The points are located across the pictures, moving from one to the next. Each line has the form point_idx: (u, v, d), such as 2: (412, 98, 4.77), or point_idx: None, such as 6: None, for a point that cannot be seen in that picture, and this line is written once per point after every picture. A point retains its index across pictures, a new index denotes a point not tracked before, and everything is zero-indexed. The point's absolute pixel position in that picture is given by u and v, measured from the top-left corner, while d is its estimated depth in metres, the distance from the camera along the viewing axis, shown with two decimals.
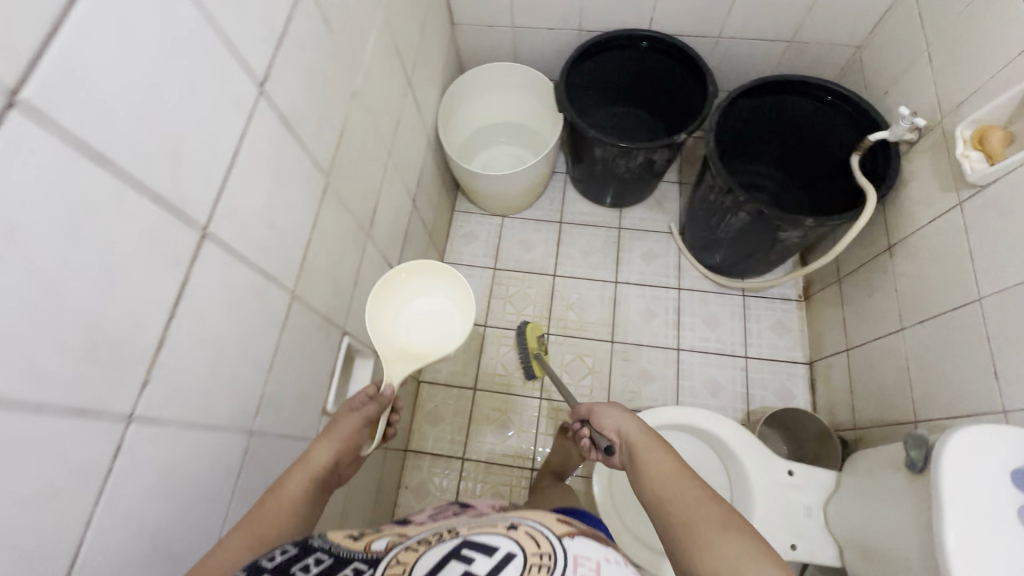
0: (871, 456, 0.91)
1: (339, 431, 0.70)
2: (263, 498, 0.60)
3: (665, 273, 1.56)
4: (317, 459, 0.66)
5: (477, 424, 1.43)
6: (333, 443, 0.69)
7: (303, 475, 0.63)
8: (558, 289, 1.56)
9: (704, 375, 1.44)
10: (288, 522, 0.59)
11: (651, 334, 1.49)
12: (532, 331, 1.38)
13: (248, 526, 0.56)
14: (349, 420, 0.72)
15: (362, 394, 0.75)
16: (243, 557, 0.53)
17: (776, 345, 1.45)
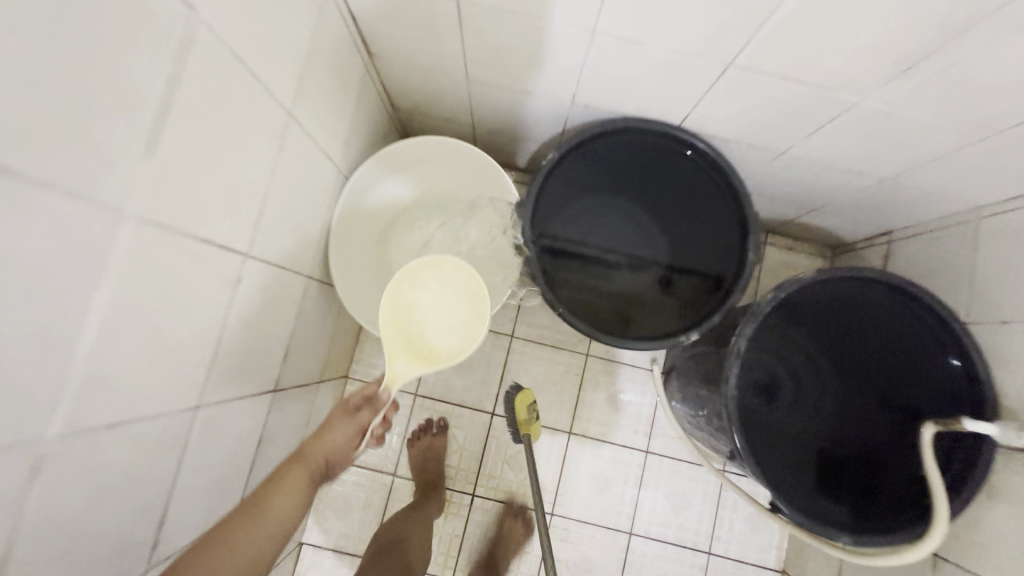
0: None
1: (330, 436, 0.74)
2: (265, 484, 0.67)
3: (633, 430, 1.22)
4: (306, 466, 0.71)
5: (402, 475, 1.19)
6: (327, 448, 0.73)
7: (298, 484, 0.69)
8: (494, 435, 1.21)
9: (655, 569, 1.17)
10: (277, 523, 0.64)
11: (601, 508, 1.19)
12: (522, 400, 1.11)
13: (247, 518, 0.63)
14: (344, 426, 0.75)
15: (360, 394, 0.77)
16: (230, 561, 0.59)
17: (749, 543, 1.18)
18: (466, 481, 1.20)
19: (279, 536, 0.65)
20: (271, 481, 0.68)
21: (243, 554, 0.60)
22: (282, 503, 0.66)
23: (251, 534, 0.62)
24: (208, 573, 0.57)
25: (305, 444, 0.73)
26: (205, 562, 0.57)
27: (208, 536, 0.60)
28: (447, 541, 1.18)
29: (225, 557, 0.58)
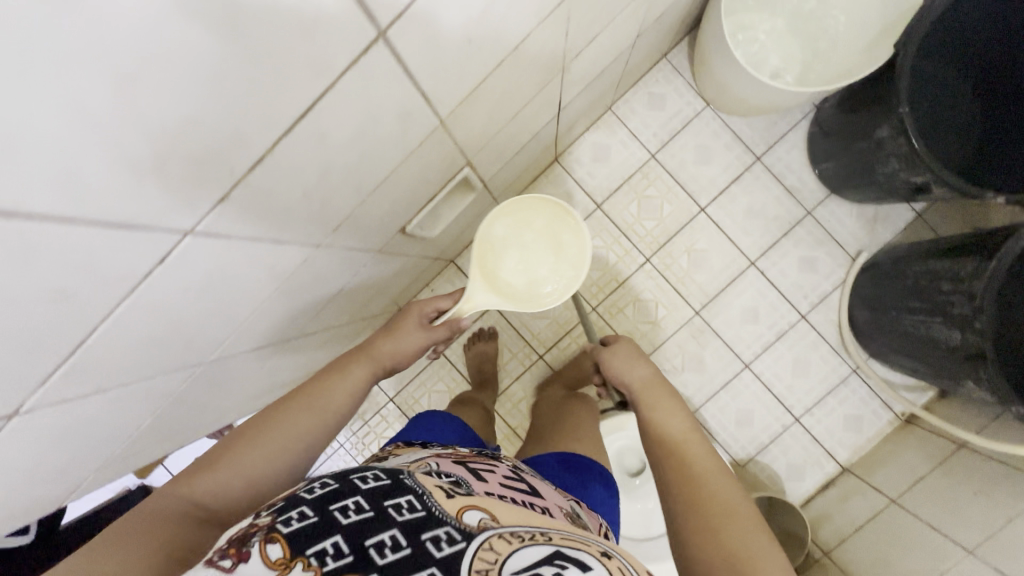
0: None
1: (402, 340, 0.80)
2: (323, 377, 0.72)
3: (803, 294, 1.30)
4: (372, 364, 0.76)
5: (603, 210, 1.32)
6: (395, 346, 0.79)
7: (360, 379, 0.74)
8: (692, 226, 1.31)
9: (746, 402, 1.31)
10: (336, 408, 0.69)
11: (737, 334, 1.31)
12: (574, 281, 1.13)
13: (304, 402, 0.67)
14: (415, 334, 0.80)
15: (433, 308, 0.84)
16: (288, 438, 0.63)
17: (833, 433, 1.30)
18: (648, 247, 1.32)
19: (331, 426, 0.68)
20: (331, 376, 0.72)
21: (304, 435, 0.64)
22: (337, 390, 0.70)
23: (309, 415, 0.66)
24: (270, 447, 0.62)
25: (374, 342, 0.78)
26: (266, 439, 0.62)
27: (255, 420, 0.64)
28: (607, 280, 1.33)
29: (288, 429, 0.64)
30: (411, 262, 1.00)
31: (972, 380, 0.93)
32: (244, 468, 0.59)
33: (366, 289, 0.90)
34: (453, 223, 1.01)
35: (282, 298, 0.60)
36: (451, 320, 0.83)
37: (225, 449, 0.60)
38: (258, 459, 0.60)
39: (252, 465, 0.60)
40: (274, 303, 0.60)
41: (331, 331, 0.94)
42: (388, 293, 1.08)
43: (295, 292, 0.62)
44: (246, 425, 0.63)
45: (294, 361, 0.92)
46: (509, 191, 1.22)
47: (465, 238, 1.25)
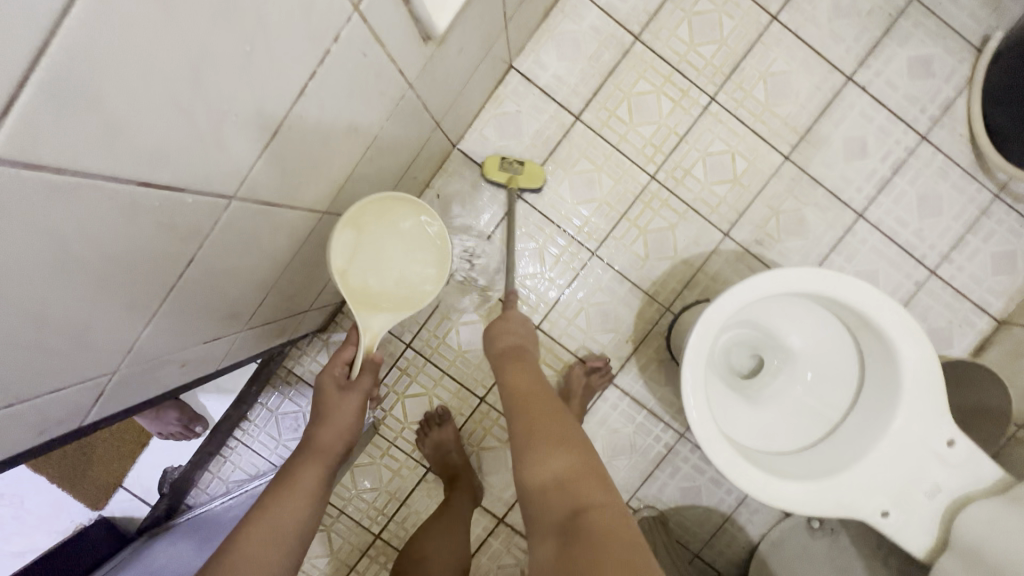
0: None
1: (338, 416, 0.73)
2: (274, 489, 0.69)
3: (920, 108, 0.99)
4: (319, 455, 0.72)
5: (644, 42, 0.98)
6: (334, 427, 0.73)
7: (310, 477, 0.70)
8: (765, 43, 0.98)
9: (866, 262, 1.02)
10: (292, 525, 0.66)
11: (842, 176, 1.00)
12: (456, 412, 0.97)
13: (255, 533, 0.64)
14: (345, 403, 0.74)
15: (343, 363, 0.77)
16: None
17: (980, 280, 1.01)
18: (710, 81, 0.99)
19: (292, 547, 0.66)
20: (280, 487, 0.69)
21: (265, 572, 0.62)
22: (288, 504, 0.67)
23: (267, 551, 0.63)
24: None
25: (314, 434, 0.73)
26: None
27: None
28: (663, 136, 1.00)
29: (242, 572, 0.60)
30: (407, 104, 0.65)
31: None
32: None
33: (349, 125, 0.55)
34: (458, 38, 0.66)
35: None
36: (367, 360, 0.74)
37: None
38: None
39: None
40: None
41: (302, 211, 0.58)
42: (381, 168, 0.73)
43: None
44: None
45: (251, 265, 0.56)
46: (521, 21, 0.87)
47: (471, 101, 0.90)
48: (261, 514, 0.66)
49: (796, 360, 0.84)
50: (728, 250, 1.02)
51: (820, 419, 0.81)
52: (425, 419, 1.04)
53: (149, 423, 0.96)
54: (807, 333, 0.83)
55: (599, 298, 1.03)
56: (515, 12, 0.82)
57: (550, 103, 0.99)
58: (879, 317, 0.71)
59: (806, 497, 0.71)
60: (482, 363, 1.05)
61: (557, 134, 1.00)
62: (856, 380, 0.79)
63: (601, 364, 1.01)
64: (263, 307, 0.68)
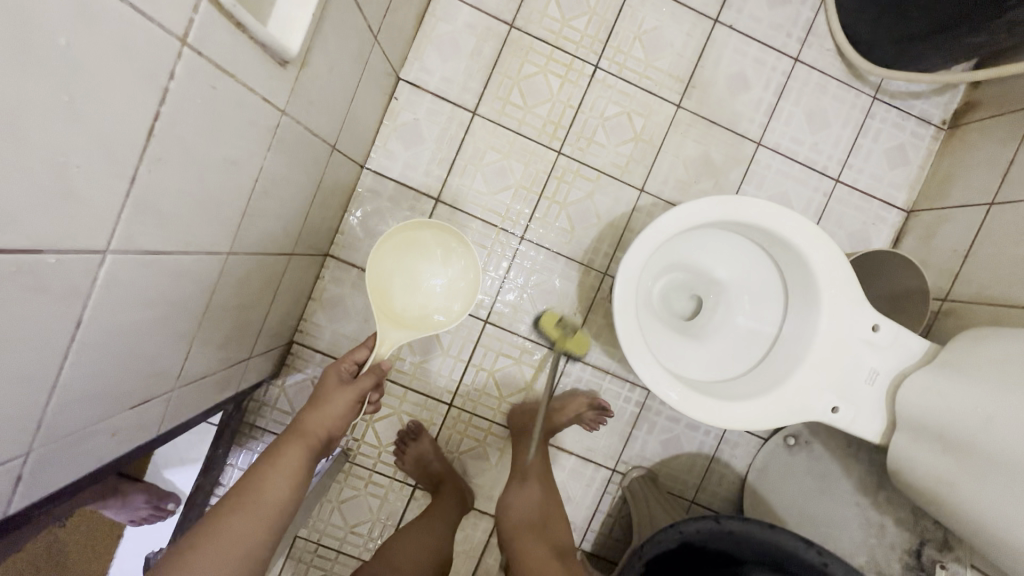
0: (986, 349, 0.67)
1: (331, 405, 0.75)
2: (258, 469, 0.69)
3: (786, 34, 1.05)
4: (307, 440, 0.73)
5: (519, 28, 1.02)
6: (324, 416, 0.74)
7: (293, 462, 0.71)
8: (631, 4, 1.03)
9: (775, 186, 1.07)
10: (273, 501, 0.67)
11: (733, 112, 1.05)
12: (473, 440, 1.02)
13: (240, 504, 0.65)
14: (341, 395, 0.76)
15: (350, 362, 0.80)
16: (227, 549, 0.61)
17: (880, 177, 1.07)
18: (590, 51, 1.03)
19: (274, 523, 0.67)
20: (264, 467, 0.69)
21: (243, 541, 0.63)
22: (274, 480, 0.68)
23: (243, 521, 0.64)
24: (209, 566, 0.59)
25: (303, 419, 0.74)
26: (201, 556, 0.60)
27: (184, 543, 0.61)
28: (560, 111, 1.04)
29: (223, 540, 0.62)
30: (288, 130, 0.66)
31: None
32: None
33: (224, 160, 0.55)
34: (321, 57, 0.68)
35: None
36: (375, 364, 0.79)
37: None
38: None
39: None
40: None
41: (199, 255, 0.58)
42: (280, 199, 0.73)
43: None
44: (180, 548, 0.60)
45: (158, 318, 0.56)
46: (393, 32, 0.89)
47: (364, 119, 0.91)
48: (244, 491, 0.66)
49: (726, 291, 0.88)
50: (647, 204, 1.06)
51: (760, 338, 0.84)
52: (399, 438, 1.04)
53: (117, 513, 0.93)
54: (730, 262, 0.87)
55: (538, 279, 1.05)
56: (381, 25, 0.84)
57: (444, 105, 1.02)
58: (783, 229, 0.74)
59: (760, 414, 0.74)
60: (442, 369, 1.05)
61: (458, 133, 1.02)
62: (783, 295, 0.82)
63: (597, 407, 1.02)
64: (192, 361, 0.68)
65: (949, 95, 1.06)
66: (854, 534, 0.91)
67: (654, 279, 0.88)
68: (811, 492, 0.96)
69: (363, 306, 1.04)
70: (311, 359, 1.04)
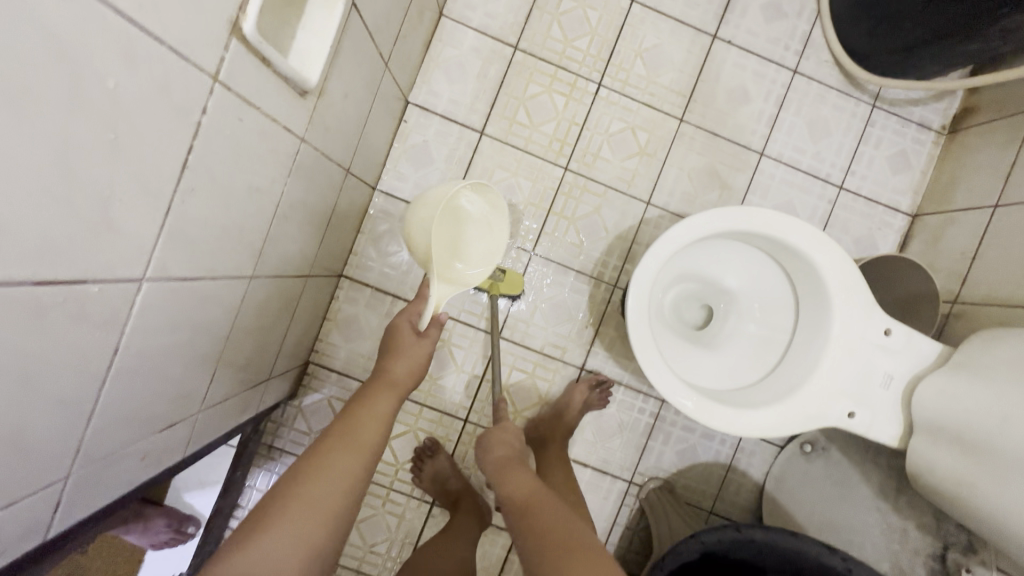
0: (1001, 350, 0.67)
1: (411, 353, 0.78)
2: (350, 411, 0.71)
3: (784, 47, 1.08)
4: (393, 386, 0.76)
5: (523, 50, 1.05)
6: (409, 363, 0.78)
7: (385, 405, 0.73)
8: (631, 24, 1.06)
9: (780, 195, 1.08)
10: (372, 441, 0.69)
11: (735, 124, 1.08)
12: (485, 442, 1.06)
13: (341, 440, 0.67)
14: (420, 346, 0.80)
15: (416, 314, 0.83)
16: (337, 480, 0.63)
17: (884, 182, 1.09)
18: (593, 70, 1.06)
19: (373, 456, 0.69)
20: (355, 409, 0.71)
21: (352, 474, 0.65)
22: (368, 420, 0.70)
23: (349, 454, 0.66)
24: (325, 495, 0.61)
25: (387, 366, 0.77)
26: (315, 487, 0.61)
27: (290, 476, 0.63)
28: (566, 128, 1.06)
29: (334, 471, 0.64)
30: (306, 156, 0.68)
31: None
32: (300, 529, 0.58)
33: (249, 188, 0.57)
34: (337, 86, 0.70)
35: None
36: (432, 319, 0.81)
37: (279, 506, 0.59)
38: (311, 503, 0.60)
39: (307, 518, 0.59)
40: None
41: (225, 280, 0.60)
42: (299, 224, 0.75)
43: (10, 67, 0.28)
44: (293, 480, 0.62)
45: (186, 342, 0.57)
46: (402, 58, 0.92)
47: (376, 142, 0.94)
48: (342, 430, 0.68)
49: (736, 299, 0.89)
50: (655, 216, 1.07)
51: (773, 346, 0.85)
52: (416, 454, 1.05)
53: (140, 537, 0.93)
54: (739, 272, 0.88)
55: (550, 292, 1.07)
56: (391, 52, 0.86)
57: (453, 126, 1.04)
58: (791, 237, 0.76)
59: (777, 420, 0.75)
60: (457, 385, 1.06)
61: (467, 153, 1.05)
62: (794, 302, 0.84)
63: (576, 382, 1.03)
64: (216, 384, 0.69)
65: (948, 100, 1.08)
66: (876, 540, 0.90)
67: (666, 291, 0.90)
68: (830, 499, 0.96)
69: (377, 325, 1.06)
70: (327, 379, 1.05)
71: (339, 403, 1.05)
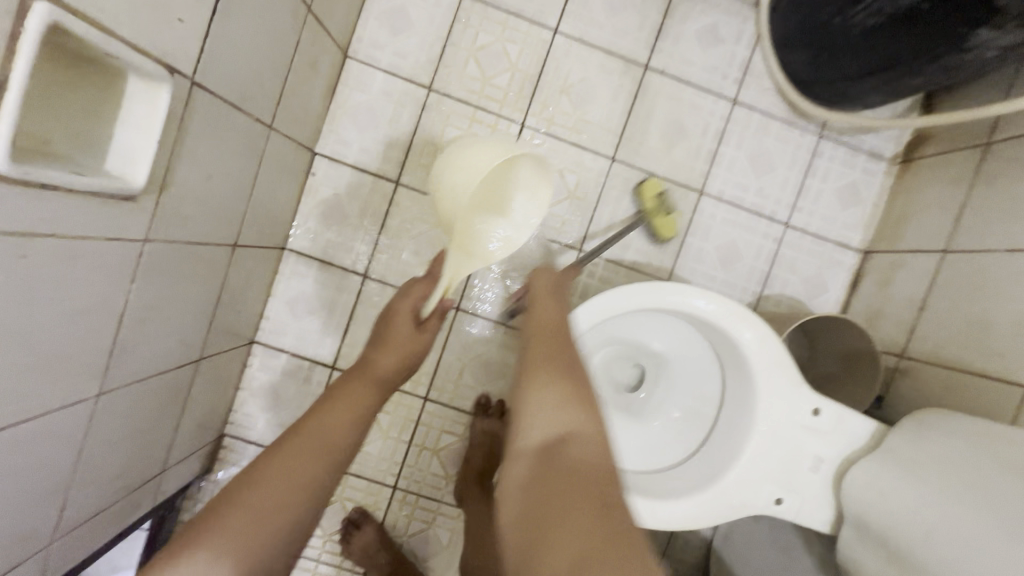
0: (931, 443, 0.61)
1: (401, 345, 0.71)
2: (321, 402, 0.63)
3: (722, 75, 1.00)
4: (377, 379, 0.68)
5: (438, 91, 0.97)
6: (398, 354, 0.70)
7: (366, 397, 0.65)
8: (555, 57, 0.97)
9: (721, 235, 1.01)
10: (345, 436, 0.60)
11: (672, 161, 1.00)
12: (417, 508, 1.02)
13: (304, 436, 0.58)
14: (415, 341, 0.72)
15: (414, 299, 0.75)
16: (296, 484, 0.55)
17: (833, 217, 1.02)
18: (515, 109, 0.98)
19: (343, 456, 0.59)
20: (326, 398, 0.63)
21: (312, 474, 0.56)
22: (335, 415, 0.61)
23: (313, 454, 0.57)
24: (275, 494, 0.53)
25: (371, 359, 0.70)
26: (264, 489, 0.53)
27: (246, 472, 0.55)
28: None
29: (293, 473, 0.55)
30: (158, 252, 0.62)
31: (988, 14, 0.65)
32: (240, 531, 0.51)
33: (62, 314, 0.50)
34: (191, 171, 0.63)
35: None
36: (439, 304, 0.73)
37: (220, 512, 0.52)
38: (255, 511, 0.52)
39: (246, 524, 0.51)
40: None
41: (52, 414, 0.54)
42: (169, 319, 0.69)
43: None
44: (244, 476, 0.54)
45: (6, 490, 0.51)
46: (296, 114, 0.85)
47: (272, 205, 0.87)
48: (308, 420, 0.60)
49: (664, 364, 0.83)
50: (588, 263, 1.00)
51: (700, 418, 0.79)
52: (343, 526, 1.00)
53: None
54: (665, 336, 0.81)
55: (479, 350, 1.00)
56: (275, 113, 0.79)
57: (366, 176, 0.97)
58: (709, 310, 0.70)
59: (698, 511, 0.69)
60: (383, 452, 1.01)
61: (383, 205, 0.97)
62: (722, 369, 0.78)
63: (483, 400, 1.00)
64: (73, 506, 0.63)
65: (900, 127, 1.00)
66: None
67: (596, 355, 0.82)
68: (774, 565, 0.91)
69: (296, 392, 0.99)
70: (245, 451, 0.99)
71: None
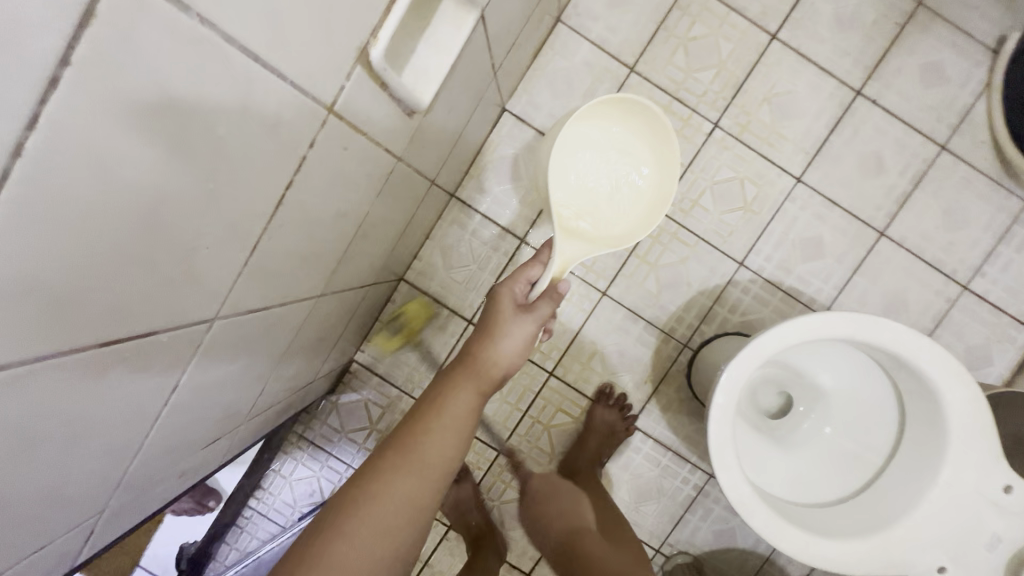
0: None
1: (508, 337, 0.63)
2: (424, 410, 0.59)
3: (938, 117, 0.94)
4: (478, 376, 0.61)
5: (639, 73, 0.95)
6: (502, 348, 0.62)
7: (467, 401, 0.60)
8: (766, 63, 0.94)
9: (892, 282, 0.97)
10: (438, 460, 0.56)
11: (860, 195, 0.96)
12: (515, 477, 1.02)
13: (403, 458, 0.54)
14: (519, 324, 0.63)
15: (526, 282, 0.66)
16: (392, 514, 0.52)
17: (1017, 291, 0.96)
18: (712, 107, 0.95)
19: (436, 484, 0.56)
20: (429, 409, 0.59)
21: (405, 506, 0.53)
22: (440, 436, 0.57)
23: (413, 478, 0.54)
24: (369, 537, 0.50)
25: (476, 350, 0.63)
26: (360, 522, 0.50)
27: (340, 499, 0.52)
28: None
29: (386, 503, 0.52)
30: (399, 173, 0.63)
31: None
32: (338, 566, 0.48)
33: (337, 212, 0.52)
34: (445, 101, 0.63)
35: (49, 131, 0.20)
36: (550, 288, 0.64)
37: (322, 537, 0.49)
38: (357, 549, 0.49)
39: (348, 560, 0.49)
40: (32, 153, 0.20)
41: (292, 304, 0.55)
42: (375, 240, 0.70)
43: (98, 123, 0.22)
44: (332, 513, 0.51)
45: (244, 366, 0.53)
46: (511, 67, 0.85)
47: (464, 151, 0.87)
48: (407, 438, 0.56)
49: (825, 399, 0.80)
50: (745, 279, 0.98)
51: (860, 464, 0.76)
52: None
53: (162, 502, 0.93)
54: (837, 371, 0.78)
55: (614, 338, 0.99)
56: (503, 61, 0.79)
57: None
58: (920, 359, 0.66)
59: (857, 559, 0.66)
60: (496, 415, 1.01)
61: None
62: (896, 420, 0.74)
63: (607, 389, 0.99)
64: (263, 395, 0.65)
65: None
66: None
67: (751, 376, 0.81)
68: None
69: (428, 336, 1.01)
70: (368, 382, 1.02)
71: (375, 407, 1.02)
